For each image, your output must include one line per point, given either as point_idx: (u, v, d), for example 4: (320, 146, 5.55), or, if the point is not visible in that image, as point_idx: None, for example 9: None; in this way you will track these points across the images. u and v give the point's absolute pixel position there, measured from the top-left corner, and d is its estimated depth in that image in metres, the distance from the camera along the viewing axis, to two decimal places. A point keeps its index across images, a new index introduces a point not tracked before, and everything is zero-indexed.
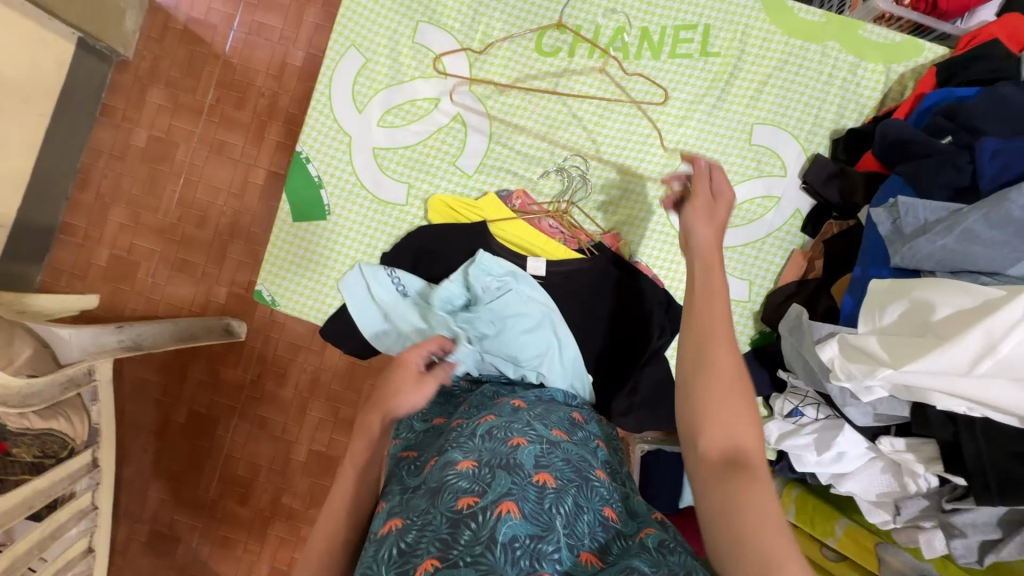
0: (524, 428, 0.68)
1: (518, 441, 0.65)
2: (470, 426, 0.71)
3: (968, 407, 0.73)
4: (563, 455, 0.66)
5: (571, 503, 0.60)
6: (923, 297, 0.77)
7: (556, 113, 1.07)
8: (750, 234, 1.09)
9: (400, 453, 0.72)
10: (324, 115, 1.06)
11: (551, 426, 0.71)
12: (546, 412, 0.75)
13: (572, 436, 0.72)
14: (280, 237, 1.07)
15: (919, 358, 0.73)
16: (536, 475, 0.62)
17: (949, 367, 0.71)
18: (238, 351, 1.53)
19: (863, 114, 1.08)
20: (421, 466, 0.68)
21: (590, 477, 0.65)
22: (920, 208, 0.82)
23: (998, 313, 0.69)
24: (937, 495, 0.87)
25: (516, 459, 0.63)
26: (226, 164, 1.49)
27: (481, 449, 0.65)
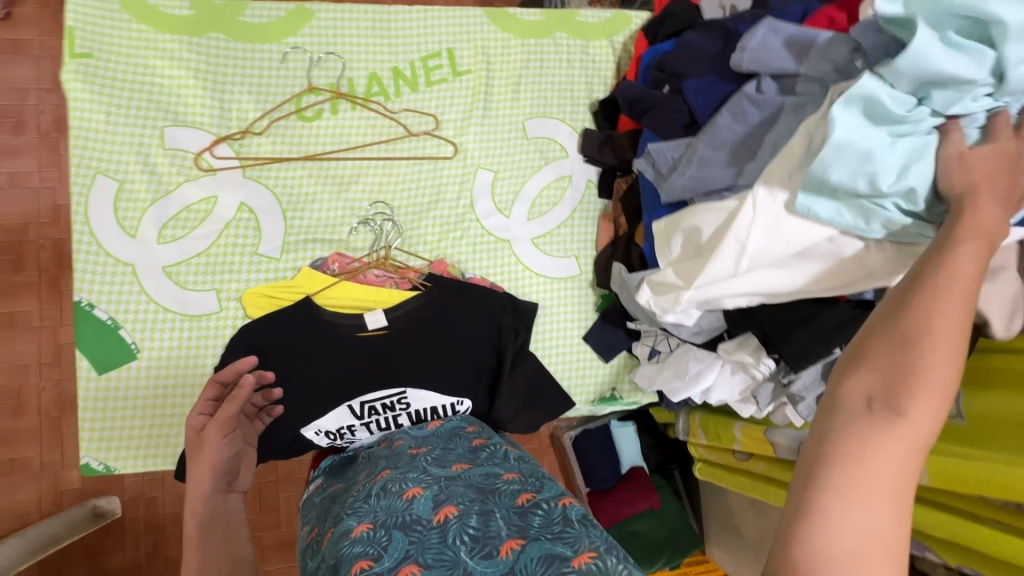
0: (419, 476, 0.71)
1: (412, 491, 0.67)
2: (367, 488, 0.72)
3: (749, 299, 0.88)
4: (463, 483, 0.69)
5: (476, 518, 0.61)
6: (691, 223, 0.91)
7: (341, 171, 1.07)
8: (559, 216, 1.18)
9: (307, 542, 0.73)
10: (93, 253, 0.96)
11: (448, 465, 0.74)
12: (445, 453, 0.79)
13: (475, 461, 0.76)
14: (89, 398, 0.95)
15: (699, 275, 0.88)
16: (436, 515, 0.63)
17: (721, 274, 0.87)
18: (116, 530, 1.33)
19: (608, 83, 1.22)
20: (322, 543, 0.69)
21: (494, 488, 0.67)
22: (666, 149, 0.96)
23: (736, 221, 0.84)
24: (778, 375, 0.99)
25: (413, 512, 0.64)
26: (26, 335, 1.30)
27: (375, 512, 0.66)
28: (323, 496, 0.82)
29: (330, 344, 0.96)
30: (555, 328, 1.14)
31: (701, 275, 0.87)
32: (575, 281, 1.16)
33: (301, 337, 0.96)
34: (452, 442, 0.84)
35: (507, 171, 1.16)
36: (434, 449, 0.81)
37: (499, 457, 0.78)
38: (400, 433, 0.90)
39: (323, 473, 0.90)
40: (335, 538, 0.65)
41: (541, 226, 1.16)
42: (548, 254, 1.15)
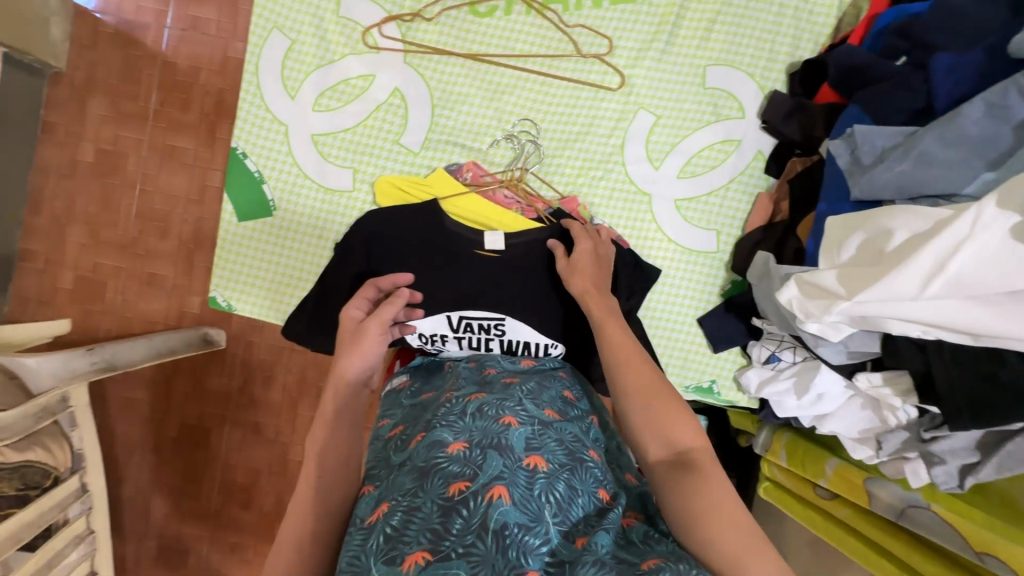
0: (516, 407, 0.69)
1: (509, 420, 0.66)
2: (459, 404, 0.72)
3: (923, 330, 0.72)
4: (555, 435, 0.67)
5: (563, 487, 0.61)
6: (880, 225, 0.75)
7: (499, 78, 1.01)
8: (712, 182, 1.05)
9: (389, 434, 0.75)
10: (256, 105, 1.00)
11: (543, 406, 0.73)
12: (538, 391, 0.76)
13: (564, 414, 0.74)
14: (227, 239, 1.02)
15: (869, 287, 0.72)
16: (528, 458, 0.62)
17: (898, 294, 0.70)
18: (221, 359, 1.50)
19: (819, 43, 1.02)
20: (407, 443, 0.70)
21: (583, 458, 0.66)
22: (877, 135, 0.80)
23: (945, 232, 0.66)
24: (917, 426, 0.86)
25: (507, 441, 0.63)
26: (181, 170, 1.43)
27: (471, 430, 0.65)
28: (413, 401, 0.81)
29: (445, 253, 0.94)
30: (668, 300, 1.06)
31: (872, 286, 0.72)
32: (708, 257, 1.05)
33: (417, 240, 0.94)
34: (546, 380, 0.81)
35: (670, 119, 1.04)
36: (528, 381, 0.79)
37: (585, 421, 0.76)
38: (492, 359, 0.87)
39: (409, 371, 0.91)
40: (426, 443, 0.65)
41: (688, 189, 1.05)
42: (688, 221, 1.05)
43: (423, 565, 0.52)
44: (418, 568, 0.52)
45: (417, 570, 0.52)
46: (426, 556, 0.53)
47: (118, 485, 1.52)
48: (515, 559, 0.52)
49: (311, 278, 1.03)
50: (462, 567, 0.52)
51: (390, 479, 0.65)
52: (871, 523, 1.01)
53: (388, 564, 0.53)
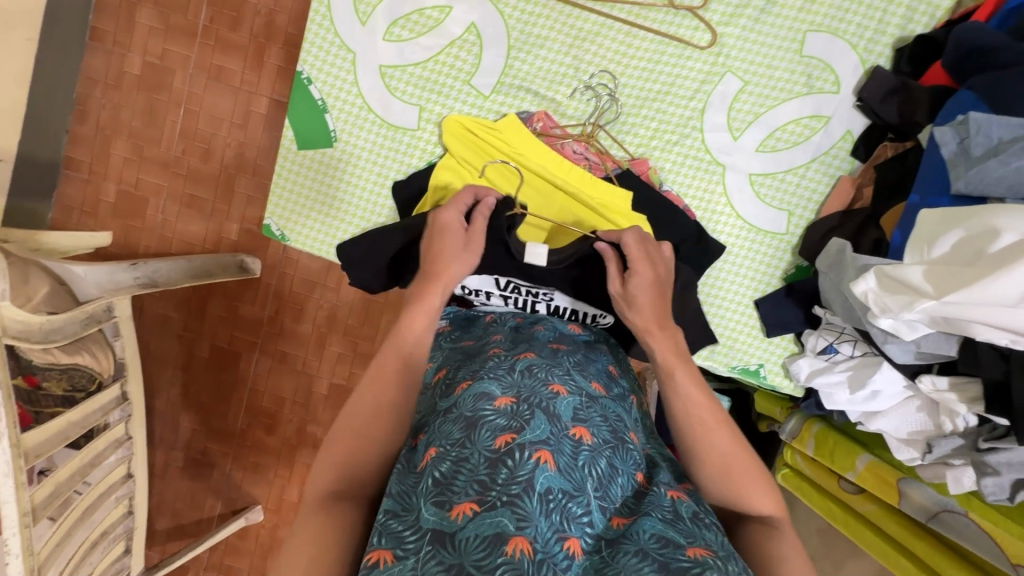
0: (564, 376, 0.69)
1: (557, 388, 0.66)
2: (507, 358, 0.72)
3: (1010, 339, 0.68)
4: (601, 411, 0.67)
5: (604, 463, 0.61)
6: (985, 222, 0.71)
7: (581, 23, 0.95)
8: (793, 159, 0.99)
9: (433, 379, 0.75)
10: (324, 29, 0.95)
11: (590, 379, 0.73)
12: (586, 362, 0.76)
13: (610, 391, 0.74)
14: (287, 166, 1.01)
15: (966, 288, 0.68)
16: (573, 428, 0.62)
17: (998, 299, 0.66)
18: (255, 287, 1.51)
19: (935, 17, 0.93)
20: (450, 389, 0.70)
21: (625, 439, 0.66)
22: (994, 124, 0.73)
23: None
24: (974, 435, 0.84)
25: (555, 408, 0.63)
26: (226, 92, 1.40)
27: (520, 386, 0.65)
28: (453, 345, 0.81)
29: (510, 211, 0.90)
30: (728, 279, 1.03)
31: (969, 287, 0.68)
32: (775, 238, 1.01)
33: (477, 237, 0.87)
34: (592, 351, 0.81)
35: (759, 86, 0.97)
36: (575, 351, 0.78)
37: (627, 400, 0.76)
38: (541, 319, 0.85)
39: (448, 318, 0.89)
40: (471, 393, 0.65)
41: (766, 163, 0.99)
42: (761, 198, 1.00)
43: (472, 516, 0.52)
44: (467, 518, 0.52)
45: (465, 520, 0.52)
46: (474, 507, 0.52)
47: (150, 397, 1.57)
48: (559, 525, 0.53)
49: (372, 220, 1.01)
50: (507, 519, 0.51)
51: (434, 425, 0.64)
52: (896, 520, 1.00)
53: (437, 507, 0.53)
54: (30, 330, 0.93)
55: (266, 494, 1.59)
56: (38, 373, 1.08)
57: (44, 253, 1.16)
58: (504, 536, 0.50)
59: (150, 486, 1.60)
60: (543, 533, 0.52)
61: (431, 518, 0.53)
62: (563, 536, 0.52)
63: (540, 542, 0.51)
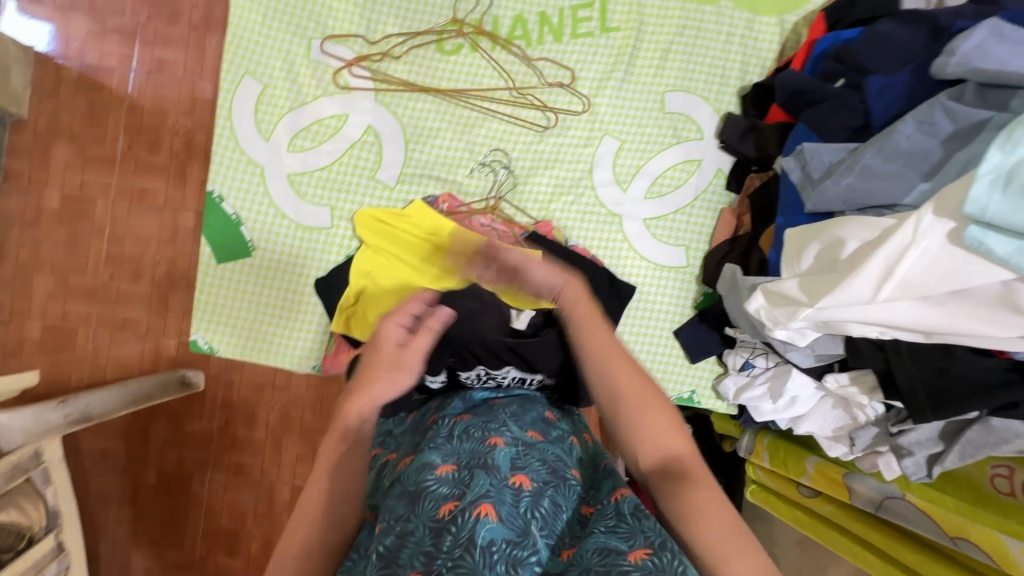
0: (500, 429, 0.71)
1: (494, 441, 0.68)
2: (445, 426, 0.74)
3: (881, 331, 0.78)
4: (539, 456, 0.67)
5: (548, 503, 0.62)
6: (834, 234, 0.80)
7: (468, 112, 1.05)
8: (678, 200, 1.10)
9: (380, 458, 0.75)
10: (230, 149, 1.01)
11: (527, 427, 0.73)
12: (522, 411, 0.76)
13: (547, 436, 0.73)
14: (207, 281, 1.03)
15: (829, 294, 0.76)
16: (512, 476, 0.63)
17: (857, 299, 0.74)
18: (200, 401, 1.47)
19: (766, 67, 1.10)
20: (396, 465, 0.71)
21: (566, 475, 0.66)
22: (823, 151, 0.86)
23: (892, 239, 0.71)
24: (885, 421, 0.91)
25: (493, 461, 0.64)
26: (151, 212, 1.42)
27: (459, 453, 0.67)
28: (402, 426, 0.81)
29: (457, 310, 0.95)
30: (645, 316, 1.10)
31: (830, 294, 0.76)
32: (680, 272, 1.10)
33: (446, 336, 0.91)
34: (531, 402, 0.82)
35: (634, 142, 1.09)
36: (511, 403, 0.79)
37: (567, 442, 0.74)
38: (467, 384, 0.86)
39: None
40: (414, 467, 0.66)
41: (656, 208, 1.10)
42: (658, 239, 1.10)
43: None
44: None
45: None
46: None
47: (94, 541, 1.46)
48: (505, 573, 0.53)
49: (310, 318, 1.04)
50: None
51: (381, 505, 0.65)
52: (849, 514, 1.04)
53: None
54: None
55: None
56: None
57: None
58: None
59: None
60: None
61: None
62: None
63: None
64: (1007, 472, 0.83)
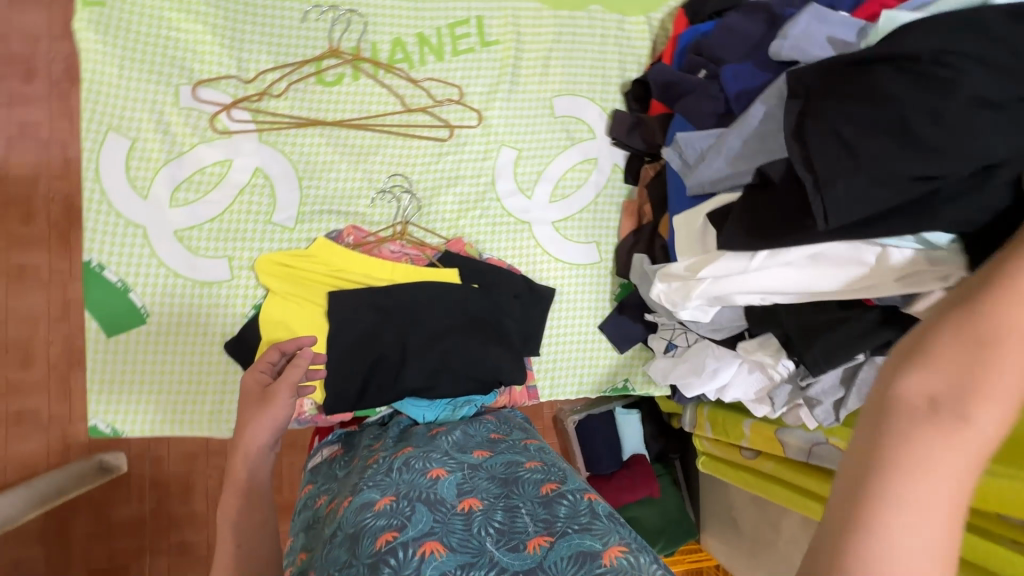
0: (442, 458, 0.71)
1: (436, 472, 0.67)
2: (386, 462, 0.72)
3: (763, 297, 0.83)
4: (486, 475, 0.68)
5: (501, 516, 0.60)
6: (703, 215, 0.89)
7: (360, 141, 1.04)
8: (582, 199, 1.14)
9: (322, 510, 0.72)
10: (103, 212, 0.94)
11: (471, 451, 0.75)
12: (465, 439, 0.79)
13: (495, 450, 0.76)
14: (99, 358, 0.94)
15: (712, 266, 0.84)
16: (461, 503, 0.62)
17: (737, 265, 0.82)
18: (124, 485, 1.35)
19: (642, 62, 1.16)
20: (336, 511, 0.67)
21: (516, 480, 0.67)
22: (695, 140, 0.92)
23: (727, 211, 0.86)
24: (795, 377, 0.97)
25: (437, 493, 0.63)
26: (35, 288, 1.29)
27: (397, 485, 0.65)
28: (346, 468, 0.80)
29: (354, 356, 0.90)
30: (571, 315, 1.12)
31: (715, 265, 0.84)
32: (594, 268, 1.13)
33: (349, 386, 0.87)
34: (475, 430, 0.84)
35: (531, 150, 1.11)
36: (455, 432, 0.81)
37: (518, 449, 0.77)
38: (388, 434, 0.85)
39: (340, 439, 0.90)
40: (353, 507, 0.62)
41: (563, 209, 1.12)
42: (570, 239, 1.13)
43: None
44: None
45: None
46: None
47: None
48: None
49: (224, 376, 0.97)
50: None
51: (322, 556, 0.60)
52: (789, 467, 1.08)
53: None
54: None
55: None
56: None
57: None
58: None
59: None
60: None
61: None
62: None
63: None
64: None
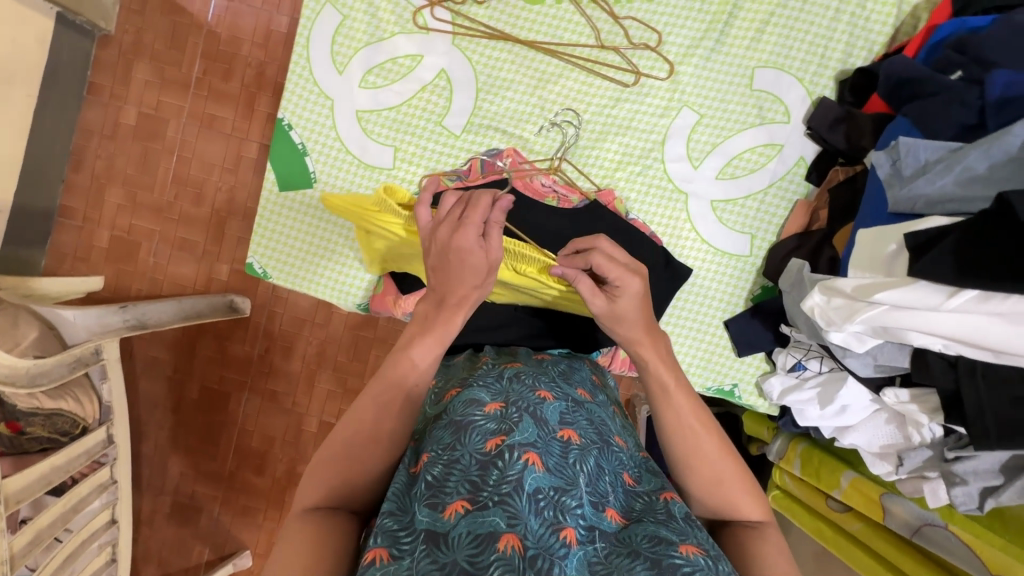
0: (550, 383, 0.69)
1: (544, 394, 0.66)
2: (495, 368, 0.73)
3: (944, 344, 0.73)
4: (586, 415, 0.67)
5: (593, 462, 0.60)
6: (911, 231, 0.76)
7: (544, 67, 1.02)
8: (750, 186, 1.04)
9: (424, 389, 0.75)
10: (304, 78, 1.02)
11: (575, 386, 0.73)
12: (569, 371, 0.77)
13: (594, 397, 0.74)
14: (269, 205, 1.05)
15: (891, 290, 0.74)
16: (561, 430, 0.61)
17: (924, 303, 0.72)
18: (244, 326, 1.53)
19: (873, 51, 1.00)
20: (439, 397, 0.70)
21: (611, 441, 0.65)
22: (921, 147, 0.79)
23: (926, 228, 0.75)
24: (941, 446, 0.85)
25: (542, 412, 0.63)
26: (218, 138, 1.46)
27: (507, 393, 0.65)
28: (447, 362, 0.82)
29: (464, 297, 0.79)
30: (699, 300, 1.07)
31: (896, 292, 0.74)
32: (740, 260, 1.05)
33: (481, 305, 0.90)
34: (574, 364, 0.82)
35: (714, 118, 1.03)
36: (558, 362, 0.80)
37: (611, 407, 0.75)
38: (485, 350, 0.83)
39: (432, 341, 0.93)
40: (461, 399, 0.64)
41: (727, 190, 1.04)
42: (723, 223, 1.05)
43: (464, 513, 0.51)
44: (459, 515, 0.51)
45: (457, 517, 0.51)
46: (465, 505, 0.52)
47: (138, 440, 1.56)
48: (553, 519, 0.51)
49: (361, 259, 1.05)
50: (500, 517, 0.50)
51: (426, 431, 0.63)
52: (884, 538, 0.96)
53: (430, 508, 0.52)
54: (15, 374, 0.96)
55: (255, 538, 1.55)
56: (23, 419, 1.11)
57: (35, 298, 1.22)
58: (496, 534, 0.49)
59: (137, 533, 1.56)
60: (535, 529, 0.50)
61: (423, 519, 0.52)
62: (558, 527, 0.51)
63: (533, 539, 0.49)
64: None
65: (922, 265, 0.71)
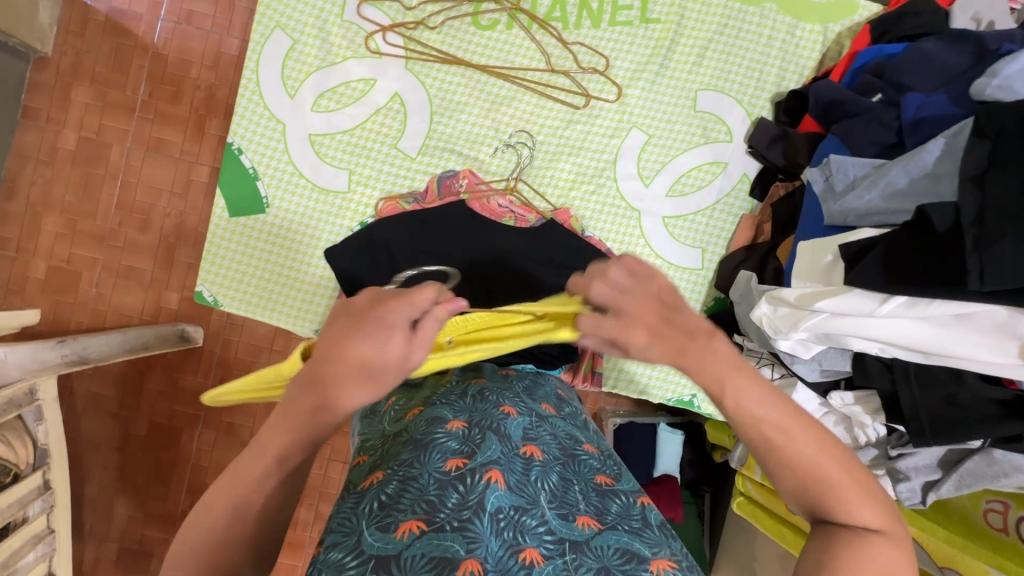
0: (515, 398, 0.69)
1: (508, 409, 0.66)
2: (460, 385, 0.72)
3: (880, 348, 0.78)
4: (550, 429, 0.67)
5: (557, 477, 0.60)
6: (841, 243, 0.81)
7: (497, 90, 1.04)
8: (699, 202, 1.09)
9: (383, 406, 0.74)
10: (255, 103, 1.01)
11: (540, 401, 0.73)
12: (535, 387, 0.77)
13: (560, 411, 0.74)
14: (220, 231, 1.02)
15: (829, 298, 0.78)
16: (524, 446, 0.61)
17: (862, 308, 0.76)
18: (197, 357, 1.46)
19: (804, 75, 1.07)
20: (400, 417, 0.69)
21: (577, 452, 0.65)
22: (850, 165, 0.85)
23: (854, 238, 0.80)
24: (885, 444, 0.89)
25: (506, 428, 0.63)
26: (166, 162, 1.41)
27: (471, 411, 0.65)
28: None
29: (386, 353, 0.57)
30: None
31: (838, 297, 0.78)
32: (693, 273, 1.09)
33: None
34: (539, 379, 0.82)
35: (662, 139, 1.07)
36: (523, 377, 0.80)
37: (577, 418, 0.75)
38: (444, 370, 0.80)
39: None
40: (424, 418, 0.64)
41: (676, 206, 1.08)
42: (676, 238, 1.09)
43: (418, 534, 0.50)
44: (413, 535, 0.50)
45: (410, 537, 0.50)
46: (420, 525, 0.51)
47: (79, 484, 1.45)
48: (512, 539, 0.51)
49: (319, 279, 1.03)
50: (459, 544, 0.49)
51: (383, 450, 0.63)
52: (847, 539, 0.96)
53: (381, 530, 0.51)
54: None
55: None
56: None
57: None
58: (455, 561, 0.47)
59: None
60: (495, 551, 0.50)
61: (374, 543, 0.50)
62: (517, 549, 0.50)
63: (492, 562, 0.49)
64: (1002, 508, 0.78)
65: (858, 272, 0.75)
